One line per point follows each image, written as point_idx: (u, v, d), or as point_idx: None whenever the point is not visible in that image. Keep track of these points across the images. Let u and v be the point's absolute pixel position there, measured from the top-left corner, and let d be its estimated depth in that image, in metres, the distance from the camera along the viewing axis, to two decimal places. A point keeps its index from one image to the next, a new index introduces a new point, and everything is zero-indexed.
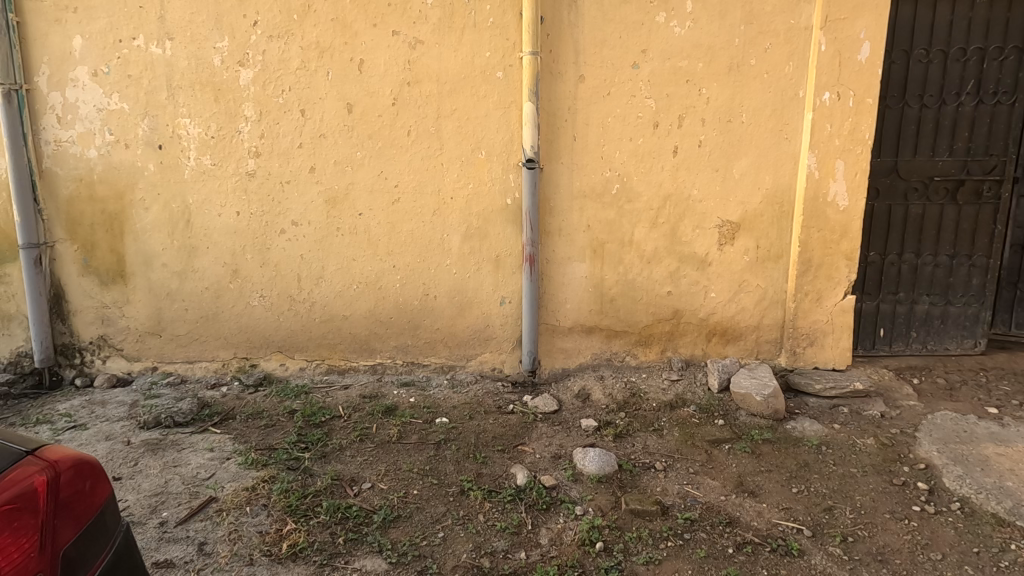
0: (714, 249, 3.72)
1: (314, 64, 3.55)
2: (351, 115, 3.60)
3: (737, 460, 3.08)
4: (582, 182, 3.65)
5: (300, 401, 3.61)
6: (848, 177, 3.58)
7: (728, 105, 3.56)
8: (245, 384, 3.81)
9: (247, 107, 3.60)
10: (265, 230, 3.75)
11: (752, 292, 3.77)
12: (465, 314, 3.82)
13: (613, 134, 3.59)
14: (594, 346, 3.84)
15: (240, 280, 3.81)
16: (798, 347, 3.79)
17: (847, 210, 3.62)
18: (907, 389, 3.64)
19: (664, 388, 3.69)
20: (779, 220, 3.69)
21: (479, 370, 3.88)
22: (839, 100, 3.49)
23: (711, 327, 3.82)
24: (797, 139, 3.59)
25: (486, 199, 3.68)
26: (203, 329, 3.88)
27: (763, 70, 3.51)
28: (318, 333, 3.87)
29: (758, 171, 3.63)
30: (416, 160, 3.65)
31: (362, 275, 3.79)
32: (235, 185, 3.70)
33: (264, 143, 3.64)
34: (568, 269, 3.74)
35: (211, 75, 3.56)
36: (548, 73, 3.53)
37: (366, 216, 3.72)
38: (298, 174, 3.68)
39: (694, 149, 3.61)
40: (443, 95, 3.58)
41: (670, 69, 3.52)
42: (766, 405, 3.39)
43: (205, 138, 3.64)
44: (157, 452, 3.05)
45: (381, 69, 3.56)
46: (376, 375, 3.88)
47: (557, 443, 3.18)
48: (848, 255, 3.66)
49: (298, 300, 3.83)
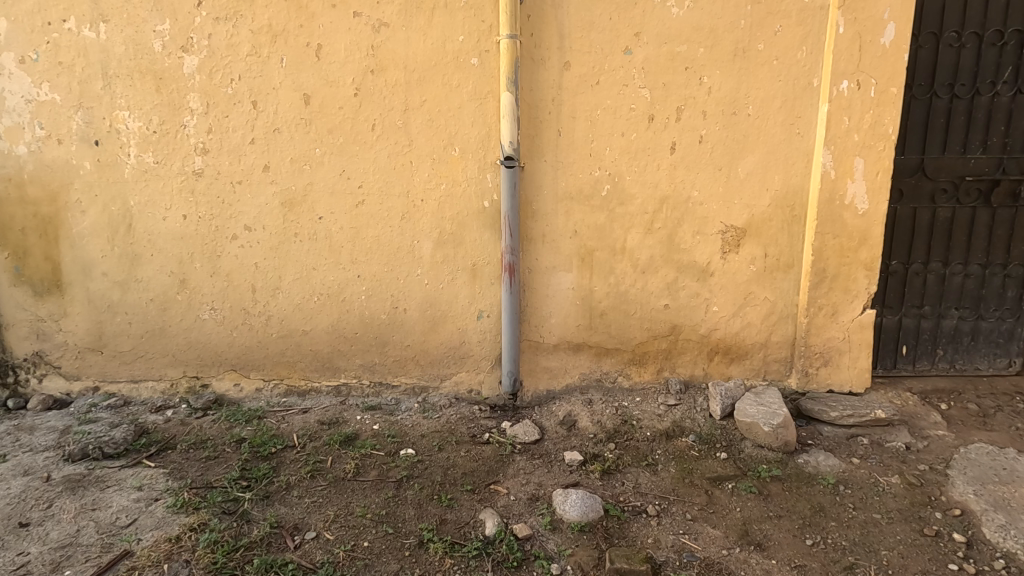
0: (717, 257, 3.32)
1: (266, 50, 3.16)
2: (308, 107, 3.21)
3: (742, 503, 2.67)
4: (568, 182, 3.25)
5: (250, 428, 3.22)
6: (868, 177, 3.16)
7: (733, 96, 3.15)
8: (193, 407, 3.42)
9: (192, 98, 3.21)
10: (214, 235, 3.36)
11: (759, 305, 3.36)
12: (438, 329, 3.43)
13: (604, 129, 3.19)
14: (582, 365, 3.44)
15: (189, 291, 3.43)
16: (810, 367, 3.38)
17: (867, 215, 3.21)
18: (935, 417, 3.22)
19: (660, 414, 3.28)
20: (790, 225, 3.28)
21: (454, 392, 3.48)
22: (859, 89, 3.07)
23: (713, 345, 3.42)
24: (811, 134, 3.18)
25: (461, 201, 3.29)
26: (149, 346, 3.50)
27: (772, 55, 3.10)
28: (276, 350, 3.49)
29: (767, 170, 3.22)
30: (382, 158, 3.26)
31: (323, 285, 3.40)
32: (181, 186, 3.31)
33: (212, 139, 3.26)
34: (553, 279, 3.34)
35: (151, 62, 3.18)
36: (528, 60, 3.13)
37: (327, 220, 3.33)
38: (250, 173, 3.29)
39: (694, 146, 3.20)
40: (411, 85, 3.18)
41: (667, 55, 3.12)
42: (776, 436, 2.97)
43: (146, 133, 3.26)
44: (77, 492, 2.67)
45: (341, 55, 3.16)
46: (339, 397, 3.49)
47: (535, 482, 2.78)
48: (868, 265, 3.26)
49: (253, 314, 3.45)
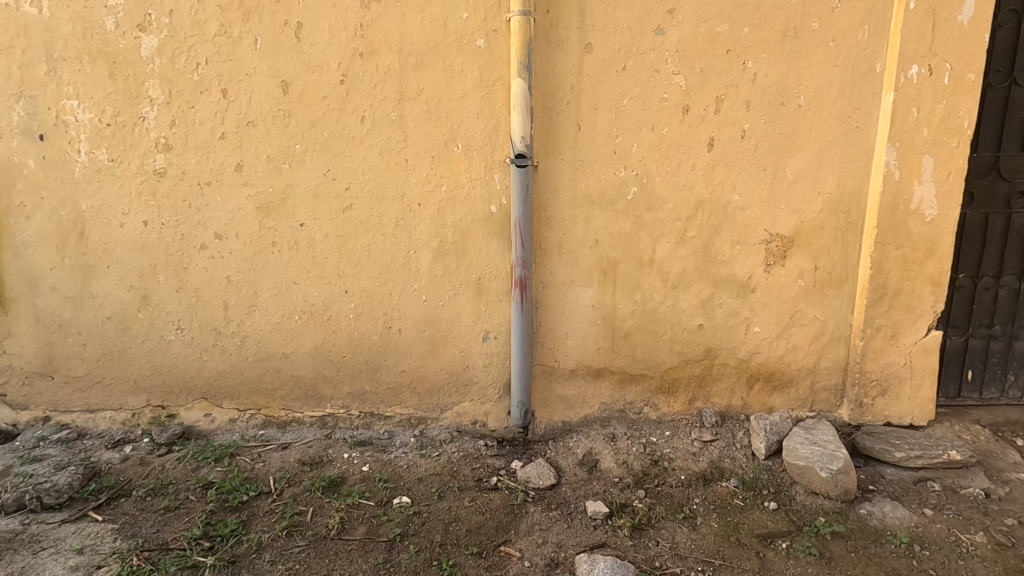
0: (759, 271, 2.87)
1: (237, 30, 2.71)
2: (287, 96, 2.76)
3: (801, 569, 2.24)
4: (589, 184, 2.80)
5: (220, 469, 2.78)
6: (939, 178, 2.72)
7: (781, 83, 2.70)
8: (156, 442, 2.97)
9: (152, 85, 2.76)
10: (179, 245, 2.92)
11: (806, 326, 2.93)
12: (438, 352, 2.99)
13: (631, 122, 2.74)
14: (603, 394, 3.01)
15: (152, 308, 2.98)
16: (865, 397, 2.94)
17: (936, 222, 2.76)
18: (1014, 456, 2.78)
19: (695, 452, 2.84)
20: (844, 234, 2.84)
21: (456, 424, 3.04)
22: (931, 75, 2.63)
23: (753, 370, 2.98)
24: (872, 129, 2.74)
25: (464, 206, 2.84)
26: (107, 370, 3.05)
27: (828, 36, 2.66)
28: (252, 376, 3.04)
29: (819, 170, 2.78)
30: (372, 155, 2.81)
31: (306, 303, 2.96)
32: (140, 187, 2.86)
33: (176, 133, 2.81)
34: (571, 295, 2.90)
35: (103, 43, 2.73)
36: (544, 41, 2.69)
37: (310, 227, 2.88)
38: (221, 174, 2.84)
39: (735, 142, 2.76)
40: (406, 71, 2.73)
41: (706, 36, 2.67)
42: (834, 483, 2.53)
43: (99, 126, 2.80)
44: (4, 557, 2.23)
45: (324, 36, 2.71)
46: (325, 430, 3.05)
47: (552, 542, 2.34)
48: (935, 280, 2.81)
49: (225, 335, 3.00)
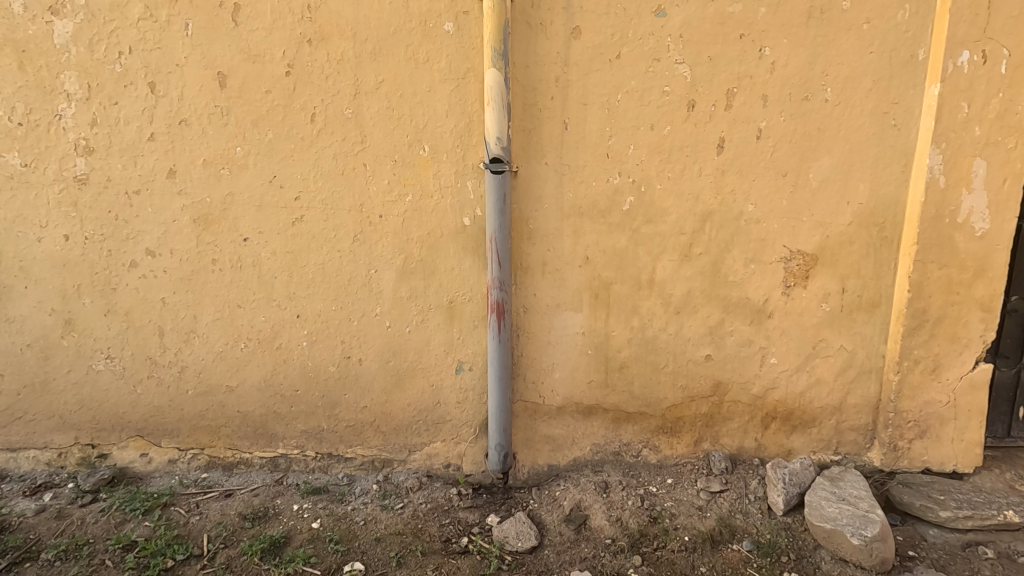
0: (777, 293, 2.46)
1: (164, 13, 2.32)
2: (224, 90, 2.37)
3: None
4: (578, 192, 2.39)
5: (148, 522, 2.40)
6: (991, 185, 2.29)
7: (805, 73, 2.28)
8: (80, 487, 2.59)
9: (69, 78, 2.37)
10: (106, 262, 2.53)
11: (832, 357, 2.51)
12: (405, 386, 2.59)
13: (627, 119, 2.33)
14: (595, 434, 2.60)
15: (77, 334, 2.60)
16: (900, 440, 2.52)
17: (987, 236, 2.33)
18: None
19: (701, 505, 2.43)
20: (877, 250, 2.42)
21: (427, 467, 2.65)
22: (985, 63, 2.20)
23: (769, 408, 2.57)
24: (911, 127, 2.32)
25: (433, 217, 2.44)
26: (28, 405, 2.67)
27: (861, 17, 2.24)
28: (193, 412, 2.65)
29: (849, 175, 2.36)
30: (325, 160, 2.41)
31: (252, 328, 2.57)
32: (60, 196, 2.48)
33: (98, 133, 2.42)
34: (558, 321, 2.50)
35: (10, 29, 2.34)
36: (525, 24, 2.28)
37: (255, 242, 2.49)
38: (152, 180, 2.45)
39: (749, 144, 2.34)
40: (363, 61, 2.33)
41: (715, 18, 2.25)
42: (869, 553, 2.12)
43: (9, 126, 2.42)
44: None
45: (266, 19, 2.31)
46: (276, 473, 2.66)
47: None
48: (985, 304, 2.39)
49: (161, 365, 2.61)
